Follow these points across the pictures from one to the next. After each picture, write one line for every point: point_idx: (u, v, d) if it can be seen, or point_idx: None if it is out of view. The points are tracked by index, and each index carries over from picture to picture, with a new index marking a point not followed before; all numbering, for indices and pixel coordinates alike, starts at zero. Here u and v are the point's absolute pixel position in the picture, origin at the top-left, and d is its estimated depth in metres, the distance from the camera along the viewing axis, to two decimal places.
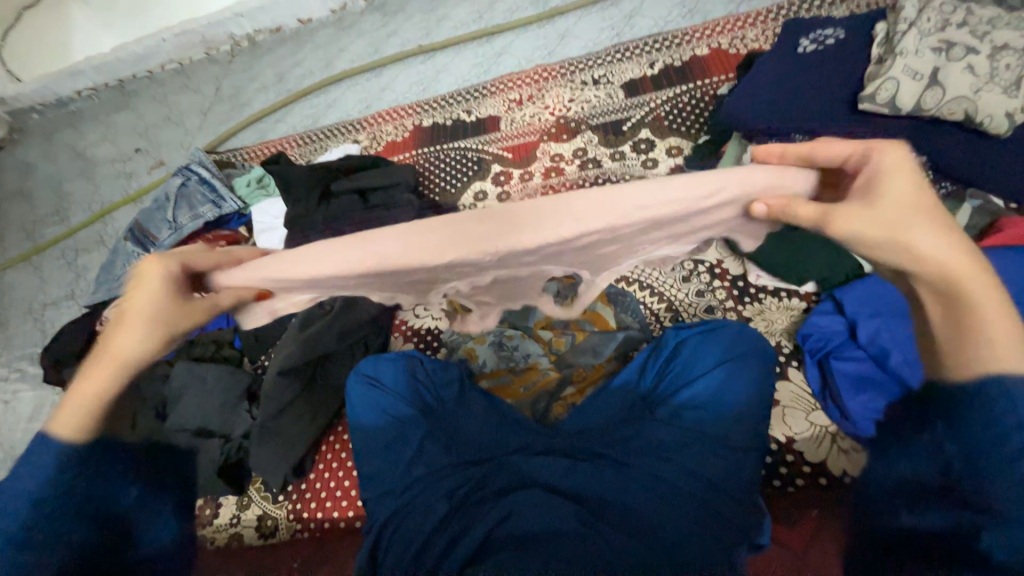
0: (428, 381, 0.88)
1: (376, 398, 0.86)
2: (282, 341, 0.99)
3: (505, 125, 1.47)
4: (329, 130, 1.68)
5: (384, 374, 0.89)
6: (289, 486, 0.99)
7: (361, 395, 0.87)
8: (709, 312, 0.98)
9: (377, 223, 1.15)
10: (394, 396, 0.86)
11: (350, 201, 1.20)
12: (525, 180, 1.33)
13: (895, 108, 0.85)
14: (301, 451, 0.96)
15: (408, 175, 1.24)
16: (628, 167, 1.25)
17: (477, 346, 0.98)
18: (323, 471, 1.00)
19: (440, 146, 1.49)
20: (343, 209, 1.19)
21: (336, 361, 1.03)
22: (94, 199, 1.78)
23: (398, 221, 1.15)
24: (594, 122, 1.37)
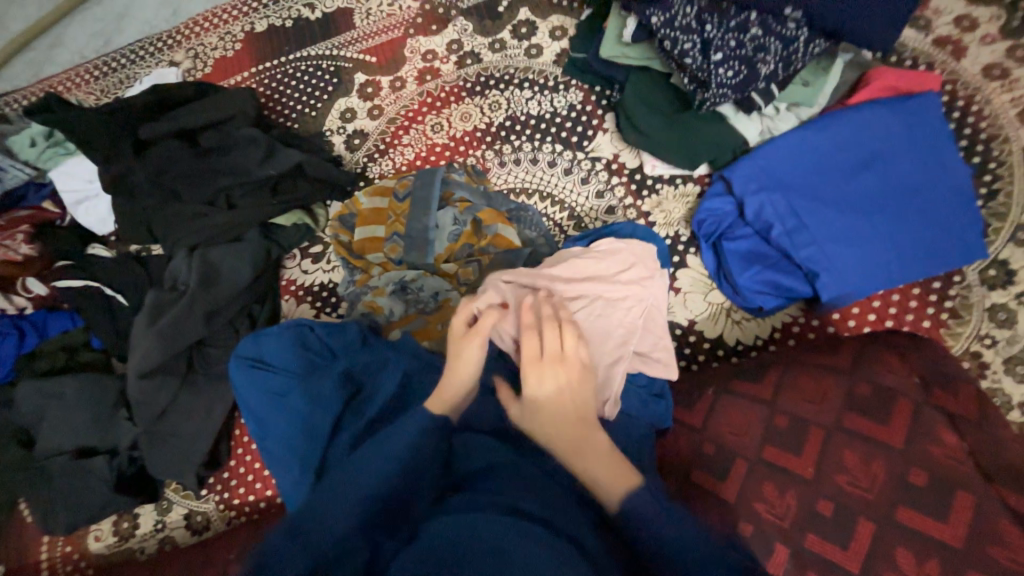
0: (324, 345, 0.81)
1: (262, 377, 0.78)
2: (133, 340, 0.85)
3: (359, 19, 1.19)
4: (131, 52, 1.29)
5: (267, 348, 0.80)
6: (210, 478, 0.92)
7: (246, 378, 0.79)
8: (610, 213, 0.96)
9: (220, 171, 0.94)
10: (284, 373, 0.78)
11: (176, 148, 0.95)
12: (397, 88, 1.12)
13: None
14: (208, 445, 0.88)
15: (245, 103, 0.99)
16: (511, 57, 1.09)
17: (378, 297, 0.90)
18: (244, 454, 0.93)
19: (286, 58, 1.21)
20: (169, 158, 0.94)
21: (217, 344, 0.90)
22: None
23: (243, 166, 0.94)
24: (464, 5, 1.15)
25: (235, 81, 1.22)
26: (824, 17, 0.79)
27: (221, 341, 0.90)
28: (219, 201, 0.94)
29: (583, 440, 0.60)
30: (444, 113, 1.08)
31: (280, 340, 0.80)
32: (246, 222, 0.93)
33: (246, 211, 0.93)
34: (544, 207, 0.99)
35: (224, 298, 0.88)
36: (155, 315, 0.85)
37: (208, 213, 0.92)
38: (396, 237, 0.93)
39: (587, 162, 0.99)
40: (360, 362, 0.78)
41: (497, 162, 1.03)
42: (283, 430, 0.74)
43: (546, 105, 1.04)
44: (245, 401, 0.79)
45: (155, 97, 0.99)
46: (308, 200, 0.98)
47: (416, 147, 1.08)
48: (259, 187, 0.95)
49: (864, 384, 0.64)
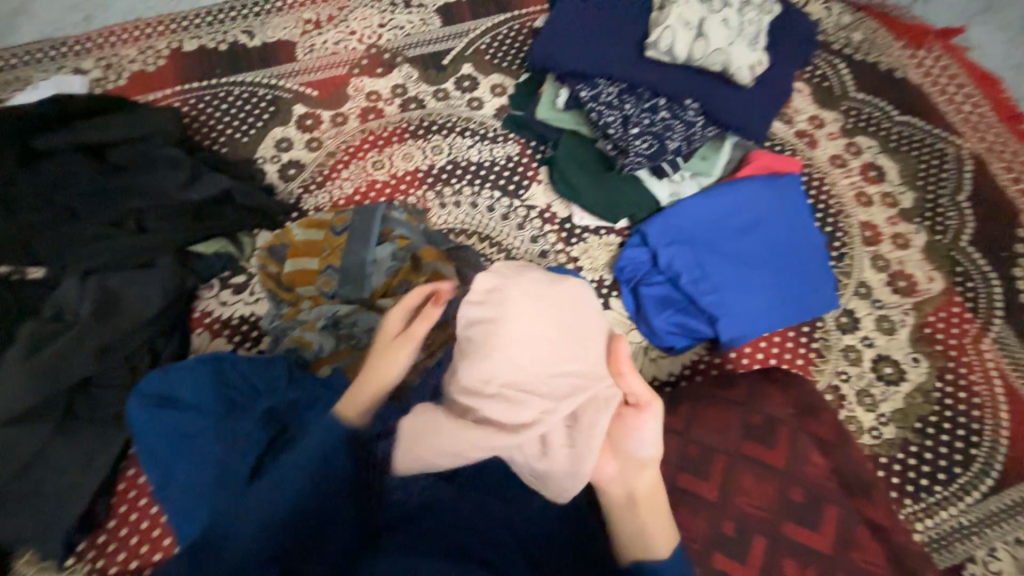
0: (245, 382, 0.76)
1: (168, 420, 0.71)
2: None
3: (302, 54, 1.20)
4: (26, 53, 1.16)
5: (180, 389, 0.74)
6: (81, 543, 0.78)
7: (150, 420, 0.71)
8: (543, 257, 1.03)
9: (131, 191, 0.86)
10: (196, 412, 0.72)
11: (77, 163, 0.86)
12: (338, 123, 1.13)
13: (672, 56, 0.94)
14: (82, 504, 0.75)
15: (168, 124, 0.94)
16: (454, 106, 1.16)
17: (307, 332, 0.86)
18: (129, 512, 0.81)
19: (218, 82, 1.17)
20: (68, 173, 0.85)
21: (108, 384, 0.79)
22: None
23: (159, 188, 0.87)
24: (410, 54, 1.21)
25: (155, 97, 1.14)
26: (714, 108, 0.96)
27: (111, 380, 0.79)
28: (126, 223, 0.86)
29: (652, 504, 0.64)
30: (386, 152, 1.11)
31: (196, 376, 0.74)
32: (159, 249, 0.85)
33: (158, 235, 0.86)
34: (482, 248, 1.04)
35: (120, 332, 0.79)
36: (32, 350, 0.74)
37: (114, 236, 0.84)
38: (330, 271, 0.91)
39: (523, 209, 1.06)
40: (282, 401, 0.73)
41: (437, 202, 1.07)
42: (190, 478, 0.67)
43: (485, 154, 1.11)
44: (145, 449, 0.71)
45: (54, 105, 0.89)
46: (233, 229, 0.93)
47: (355, 182, 1.08)
48: (176, 212, 0.88)
49: (752, 417, 0.73)
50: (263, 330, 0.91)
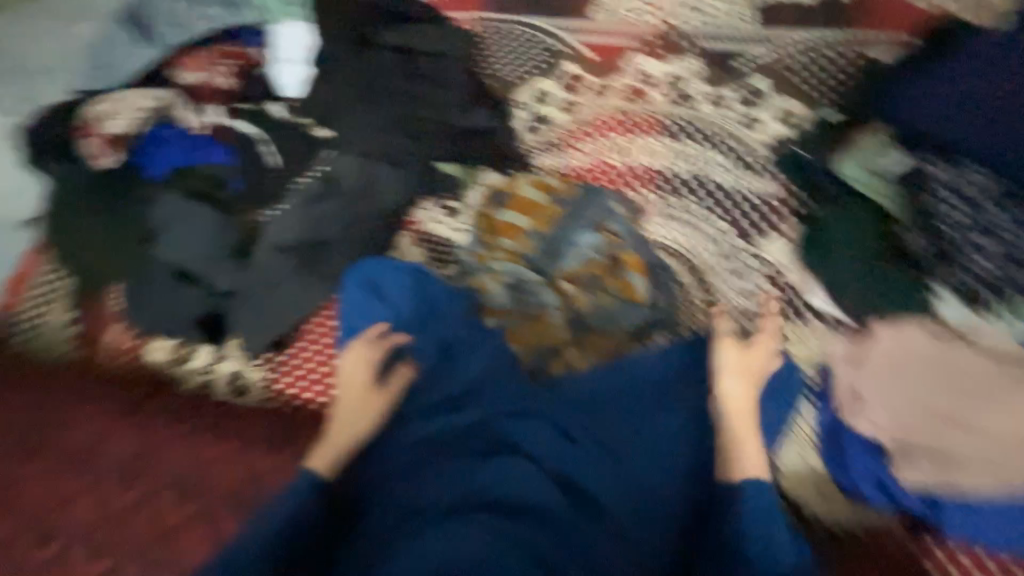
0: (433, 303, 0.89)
1: (373, 303, 0.88)
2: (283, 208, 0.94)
3: (597, 13, 1.18)
4: None
5: (388, 282, 0.90)
6: (267, 354, 0.96)
7: (360, 296, 0.89)
8: (748, 319, 0.87)
9: (416, 100, 0.97)
10: (393, 310, 0.88)
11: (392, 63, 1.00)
12: (599, 95, 1.10)
13: None
14: (285, 327, 0.94)
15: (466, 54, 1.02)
16: (725, 117, 1.03)
17: (492, 281, 0.90)
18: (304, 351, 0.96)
19: (511, 16, 1.21)
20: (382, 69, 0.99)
21: (335, 248, 0.93)
22: None
23: (443, 104, 0.98)
24: (704, 45, 1.10)
25: (457, 15, 1.24)
26: None
27: (336, 246, 0.93)
28: (401, 125, 0.96)
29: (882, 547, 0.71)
30: (632, 139, 1.05)
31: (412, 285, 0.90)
32: (415, 156, 0.95)
33: (420, 144, 0.96)
34: (685, 276, 0.91)
35: (366, 211, 0.94)
36: (310, 198, 0.93)
37: (388, 133, 0.95)
38: (535, 235, 0.92)
39: (749, 257, 0.91)
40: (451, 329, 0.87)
41: (661, 210, 0.95)
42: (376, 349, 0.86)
43: (735, 181, 0.98)
44: (350, 316, 0.89)
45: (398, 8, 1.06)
46: (470, 161, 0.98)
47: (589, 159, 1.04)
48: (440, 130, 0.96)
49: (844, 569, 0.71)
50: (452, 256, 0.95)
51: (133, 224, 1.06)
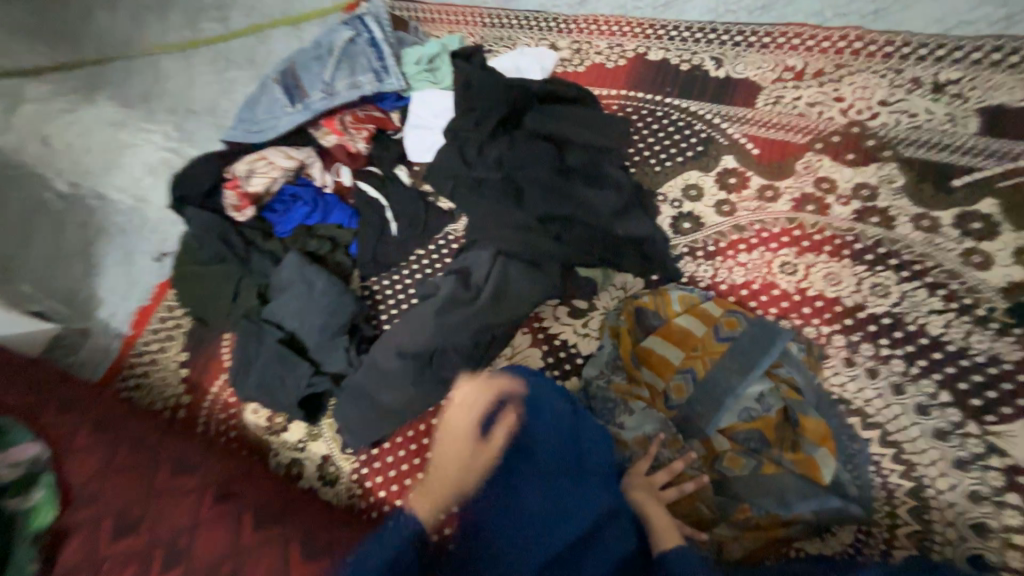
0: (578, 448, 0.73)
1: (510, 435, 0.75)
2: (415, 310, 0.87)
3: (762, 102, 1.05)
4: (527, 20, 1.33)
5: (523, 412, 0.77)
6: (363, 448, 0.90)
7: (497, 415, 0.77)
8: (977, 533, 0.65)
9: (569, 200, 0.90)
10: (530, 445, 0.73)
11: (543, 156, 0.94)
12: (765, 198, 0.94)
13: None
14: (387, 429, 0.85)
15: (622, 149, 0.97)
16: (938, 246, 0.82)
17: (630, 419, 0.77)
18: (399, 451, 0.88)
19: (663, 97, 1.11)
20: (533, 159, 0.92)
21: (456, 351, 0.84)
22: (258, 7, 1.71)
23: (595, 207, 0.89)
24: (906, 152, 0.91)
25: (599, 91, 1.16)
26: None
27: (460, 351, 0.85)
28: (552, 227, 0.90)
29: None
30: (806, 259, 0.87)
31: (558, 419, 0.76)
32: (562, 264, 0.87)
33: (569, 249, 0.88)
34: (879, 451, 0.72)
35: (496, 317, 0.86)
36: (440, 310, 0.85)
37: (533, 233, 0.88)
38: (688, 375, 0.78)
39: (977, 443, 0.70)
40: (595, 492, 0.68)
41: (843, 354, 0.79)
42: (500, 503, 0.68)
43: (955, 333, 0.76)
44: (472, 443, 0.75)
45: (547, 91, 1.02)
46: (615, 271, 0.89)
47: (751, 275, 0.89)
48: (589, 235, 0.88)
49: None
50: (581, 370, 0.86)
51: (254, 280, 1.06)
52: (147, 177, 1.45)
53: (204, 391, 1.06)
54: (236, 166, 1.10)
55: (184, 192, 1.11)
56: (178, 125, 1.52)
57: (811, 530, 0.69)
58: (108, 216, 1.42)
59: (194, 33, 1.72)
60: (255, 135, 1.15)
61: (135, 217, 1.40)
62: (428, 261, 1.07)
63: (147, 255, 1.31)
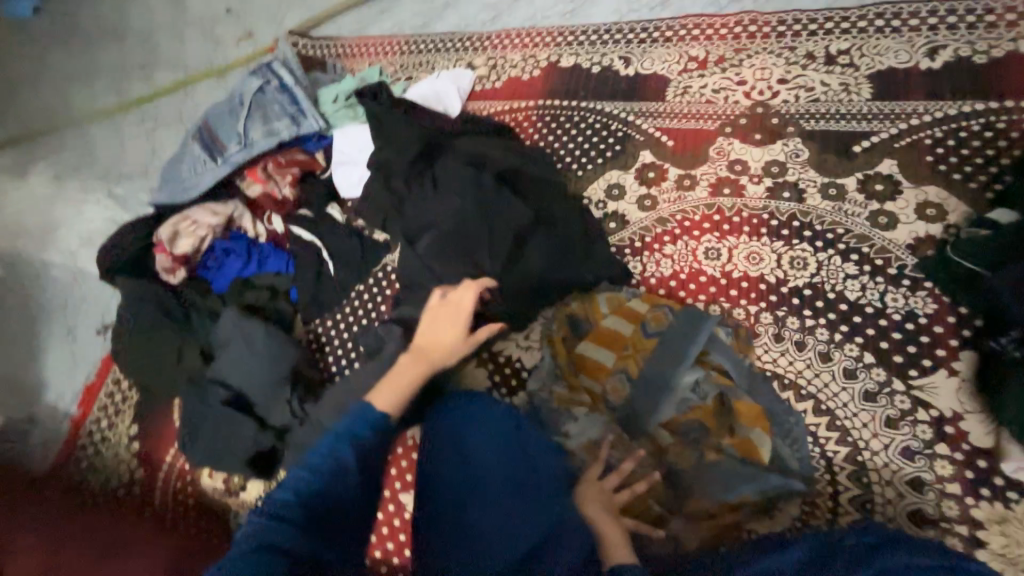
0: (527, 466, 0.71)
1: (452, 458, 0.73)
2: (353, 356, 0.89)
3: (671, 93, 1.07)
4: (441, 42, 1.34)
5: (468, 432, 0.74)
6: None
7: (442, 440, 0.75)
8: (914, 488, 0.67)
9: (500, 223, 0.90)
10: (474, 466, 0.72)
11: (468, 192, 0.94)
12: (683, 187, 0.96)
13: None
14: None
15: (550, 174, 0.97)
16: (846, 212, 0.85)
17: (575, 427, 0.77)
18: None
19: (578, 101, 1.13)
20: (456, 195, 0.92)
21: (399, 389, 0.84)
22: (178, 61, 1.70)
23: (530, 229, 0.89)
24: (809, 125, 0.94)
25: (517, 104, 1.17)
26: None
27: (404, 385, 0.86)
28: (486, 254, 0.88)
29: None
30: (727, 242, 0.89)
31: (502, 443, 0.73)
32: (498, 292, 0.85)
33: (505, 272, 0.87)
34: (814, 421, 0.74)
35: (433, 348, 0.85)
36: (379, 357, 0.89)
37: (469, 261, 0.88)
38: (623, 376, 0.79)
39: (904, 399, 0.72)
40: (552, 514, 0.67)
41: (771, 330, 0.81)
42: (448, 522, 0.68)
43: (872, 296, 0.78)
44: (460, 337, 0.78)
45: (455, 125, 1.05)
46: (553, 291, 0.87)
47: (678, 264, 0.90)
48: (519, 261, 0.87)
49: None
50: (527, 385, 0.86)
51: (194, 341, 1.04)
52: (83, 248, 1.43)
53: (155, 462, 1.03)
54: (161, 230, 1.08)
55: (112, 262, 1.09)
56: (111, 192, 1.50)
57: (760, 509, 0.70)
58: (47, 295, 1.38)
59: (118, 97, 1.71)
60: (180, 195, 1.14)
61: (74, 291, 1.37)
62: (368, 296, 1.06)
63: (89, 328, 1.29)
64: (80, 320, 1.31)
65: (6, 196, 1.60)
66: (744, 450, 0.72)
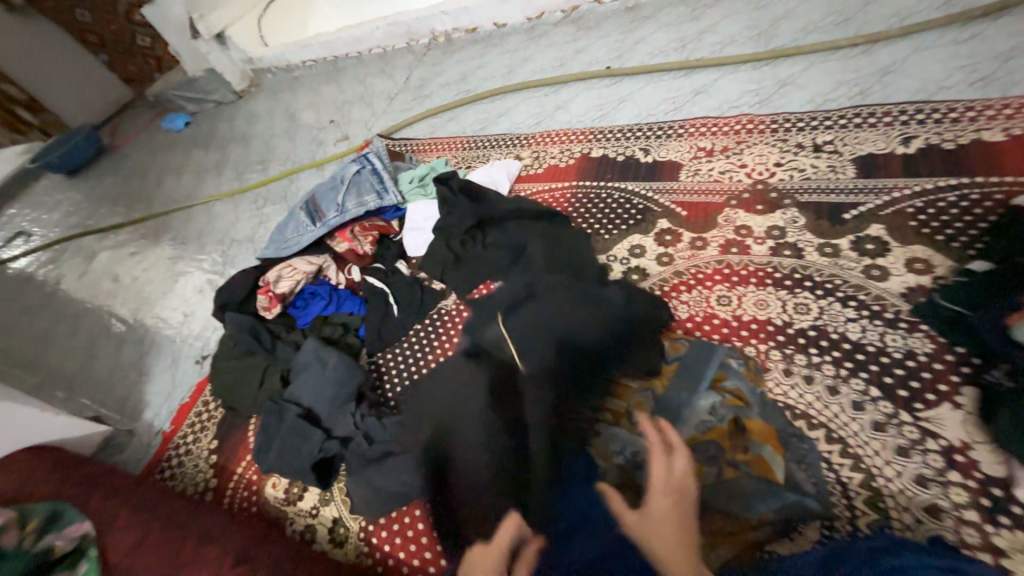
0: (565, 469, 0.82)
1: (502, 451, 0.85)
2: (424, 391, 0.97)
3: (684, 175, 1.29)
4: (496, 141, 1.68)
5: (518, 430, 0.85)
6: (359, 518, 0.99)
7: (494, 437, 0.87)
8: (931, 515, 0.70)
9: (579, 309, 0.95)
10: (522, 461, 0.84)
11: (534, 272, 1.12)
12: (696, 247, 1.13)
13: None
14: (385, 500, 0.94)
15: (592, 259, 1.14)
16: (842, 266, 0.97)
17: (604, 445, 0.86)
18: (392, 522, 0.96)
19: (605, 182, 1.37)
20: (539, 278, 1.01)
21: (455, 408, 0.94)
22: (289, 157, 2.18)
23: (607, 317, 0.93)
24: (803, 198, 1.11)
25: (555, 184, 1.43)
26: None
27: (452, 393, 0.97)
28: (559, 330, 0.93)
29: None
30: (737, 291, 1.02)
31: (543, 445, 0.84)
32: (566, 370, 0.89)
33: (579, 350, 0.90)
34: (828, 449, 0.79)
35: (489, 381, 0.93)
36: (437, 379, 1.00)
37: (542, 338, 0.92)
38: (647, 398, 0.90)
39: (912, 429, 0.77)
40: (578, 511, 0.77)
41: (781, 366, 0.90)
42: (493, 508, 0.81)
43: (873, 337, 0.87)
44: None
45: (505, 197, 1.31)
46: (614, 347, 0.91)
47: (693, 309, 1.03)
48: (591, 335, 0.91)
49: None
50: None
51: (277, 366, 1.24)
52: (195, 295, 1.75)
53: (229, 472, 1.18)
54: (268, 276, 1.35)
55: (225, 300, 1.36)
56: (224, 253, 1.87)
57: (778, 530, 0.74)
58: (160, 332, 1.67)
59: (240, 183, 2.17)
60: (283, 250, 1.43)
61: (183, 329, 1.65)
62: (425, 334, 1.24)
63: (190, 359, 1.54)
64: (183, 352, 1.57)
65: (142, 256, 1.99)
66: (757, 466, 0.78)
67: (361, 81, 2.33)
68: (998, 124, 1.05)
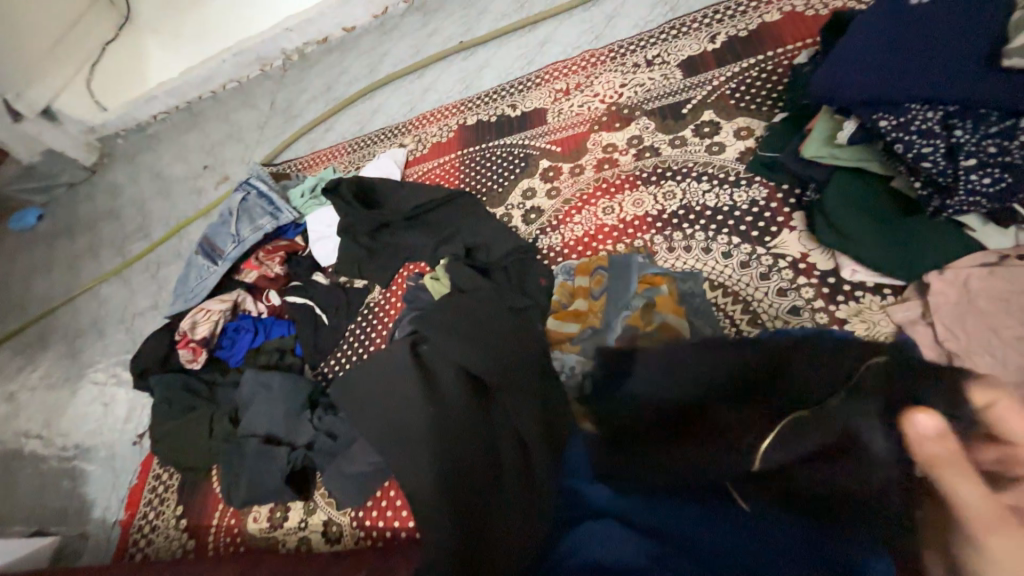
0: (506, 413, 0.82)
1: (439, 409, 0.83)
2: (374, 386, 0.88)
3: (551, 117, 1.41)
4: (377, 136, 1.71)
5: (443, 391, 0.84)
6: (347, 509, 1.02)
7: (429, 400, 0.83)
8: (795, 314, 0.88)
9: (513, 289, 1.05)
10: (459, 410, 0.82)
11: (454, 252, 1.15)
12: (576, 173, 1.25)
13: None
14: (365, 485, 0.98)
15: (500, 225, 1.19)
16: (690, 151, 1.14)
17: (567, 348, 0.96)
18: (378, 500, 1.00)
19: (486, 143, 1.46)
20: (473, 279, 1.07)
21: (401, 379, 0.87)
22: (170, 215, 2.05)
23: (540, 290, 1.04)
24: (649, 107, 1.27)
25: (442, 159, 1.50)
26: None
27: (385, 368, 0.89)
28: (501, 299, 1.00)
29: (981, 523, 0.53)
30: (617, 198, 1.16)
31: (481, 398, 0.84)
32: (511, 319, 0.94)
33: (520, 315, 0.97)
34: (714, 295, 0.95)
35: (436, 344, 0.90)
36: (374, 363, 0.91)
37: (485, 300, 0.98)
38: (589, 329, 0.95)
39: (768, 258, 0.94)
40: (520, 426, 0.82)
41: (665, 245, 1.04)
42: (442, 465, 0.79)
43: (725, 198, 1.04)
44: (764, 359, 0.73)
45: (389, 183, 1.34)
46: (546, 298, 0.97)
47: (586, 226, 1.16)
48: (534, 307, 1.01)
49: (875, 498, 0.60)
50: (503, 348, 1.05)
51: (222, 409, 1.20)
52: (110, 380, 1.63)
53: (203, 527, 1.15)
54: (182, 327, 1.30)
55: (145, 366, 1.30)
56: (129, 330, 1.75)
57: None
58: (83, 431, 1.54)
59: (123, 257, 2.02)
60: (192, 299, 1.39)
61: (107, 418, 1.53)
62: (360, 330, 1.27)
63: (126, 443, 1.44)
64: (116, 440, 1.46)
65: (36, 365, 1.79)
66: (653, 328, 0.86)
67: (224, 119, 2.23)
68: (774, 6, 1.27)
